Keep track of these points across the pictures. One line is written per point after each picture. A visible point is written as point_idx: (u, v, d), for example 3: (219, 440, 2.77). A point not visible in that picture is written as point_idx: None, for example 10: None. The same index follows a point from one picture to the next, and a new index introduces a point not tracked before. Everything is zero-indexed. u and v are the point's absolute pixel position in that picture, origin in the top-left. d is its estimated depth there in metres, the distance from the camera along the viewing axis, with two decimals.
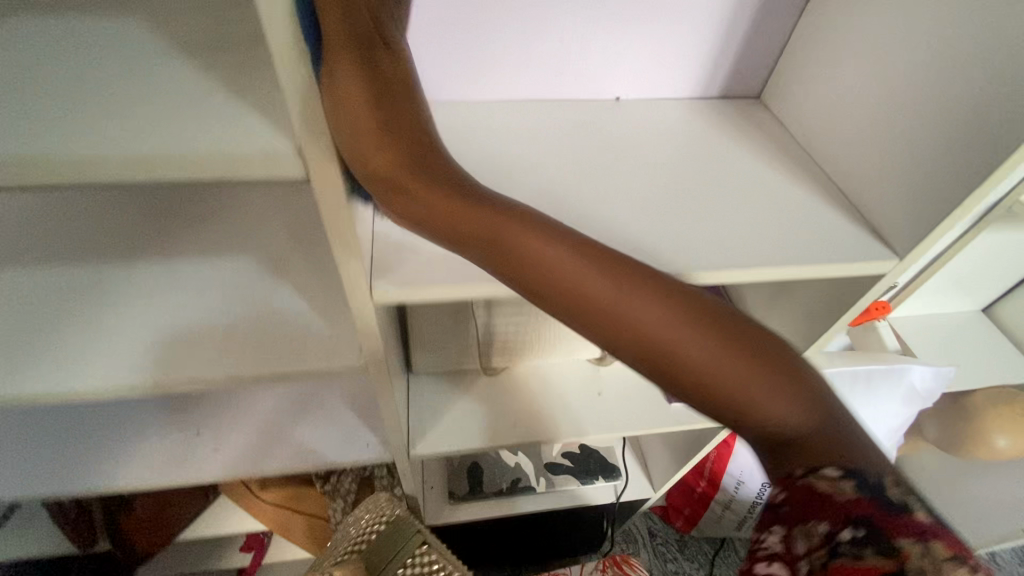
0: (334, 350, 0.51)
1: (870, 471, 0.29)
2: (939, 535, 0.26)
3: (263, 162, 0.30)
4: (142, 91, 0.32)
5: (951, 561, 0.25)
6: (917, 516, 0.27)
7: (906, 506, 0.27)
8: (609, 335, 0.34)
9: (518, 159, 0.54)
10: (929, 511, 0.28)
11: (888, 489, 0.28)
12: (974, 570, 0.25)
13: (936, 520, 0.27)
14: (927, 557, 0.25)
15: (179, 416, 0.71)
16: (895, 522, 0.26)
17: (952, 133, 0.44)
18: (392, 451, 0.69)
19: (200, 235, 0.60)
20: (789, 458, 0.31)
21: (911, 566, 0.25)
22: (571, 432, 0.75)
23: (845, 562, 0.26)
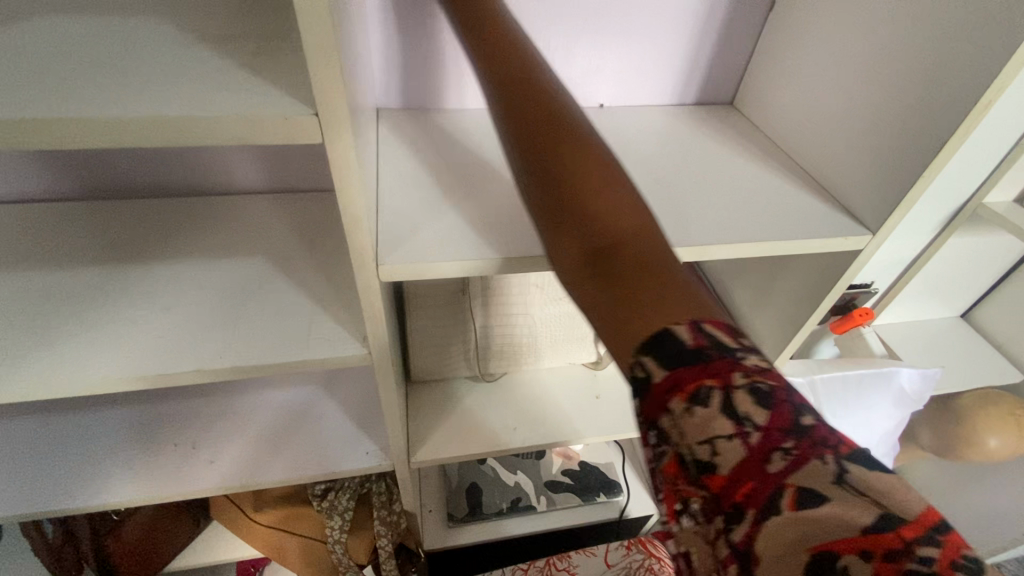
0: (336, 340, 0.52)
1: (642, 354, 0.28)
2: (686, 386, 0.27)
3: (279, 128, 0.33)
4: (159, 69, 0.35)
5: (690, 416, 0.26)
6: (660, 384, 0.28)
7: (658, 381, 0.28)
8: (566, 184, 0.34)
9: (509, 156, 0.57)
10: (682, 351, 0.27)
11: (639, 373, 0.28)
12: (709, 407, 0.26)
13: (685, 364, 0.27)
14: (680, 430, 0.27)
15: (171, 430, 0.70)
16: (653, 405, 0.28)
17: (906, 113, 0.49)
18: (392, 456, 0.68)
19: (208, 242, 0.62)
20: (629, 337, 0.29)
21: (676, 446, 0.27)
22: (571, 434, 0.76)
23: (655, 464, 0.28)
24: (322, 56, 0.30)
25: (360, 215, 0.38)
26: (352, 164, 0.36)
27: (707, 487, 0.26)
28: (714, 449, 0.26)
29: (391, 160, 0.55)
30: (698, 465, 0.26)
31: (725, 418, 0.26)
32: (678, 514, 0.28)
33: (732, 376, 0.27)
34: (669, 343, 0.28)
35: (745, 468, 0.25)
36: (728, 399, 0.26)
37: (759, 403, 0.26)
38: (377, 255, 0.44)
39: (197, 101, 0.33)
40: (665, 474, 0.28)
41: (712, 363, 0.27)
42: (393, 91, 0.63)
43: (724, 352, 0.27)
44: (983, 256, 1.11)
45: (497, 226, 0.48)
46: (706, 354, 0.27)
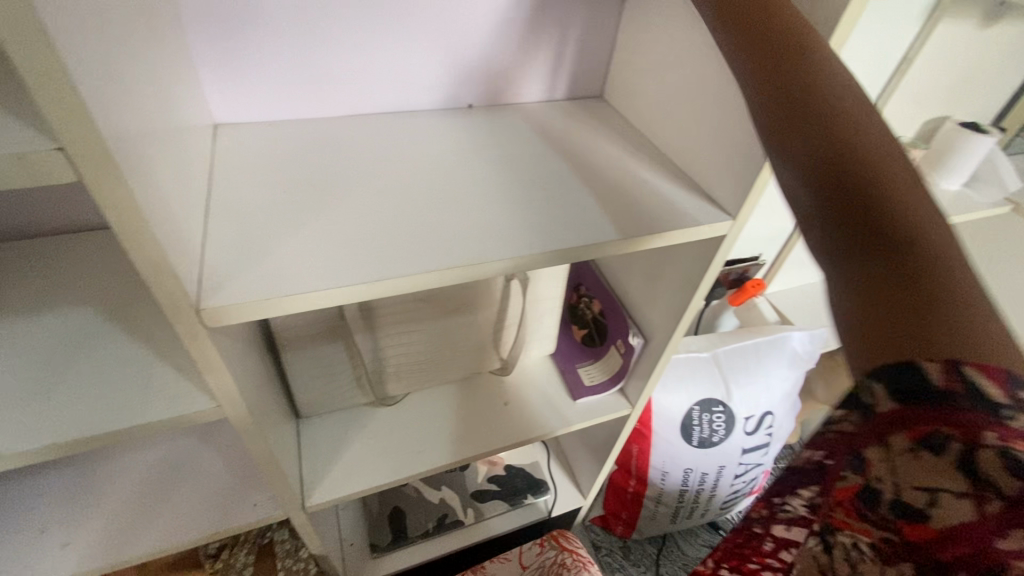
0: (183, 395, 0.46)
1: (873, 376, 0.28)
2: (917, 429, 0.26)
3: (15, 169, 0.27)
4: None
5: (911, 457, 0.26)
6: (886, 417, 0.27)
7: (885, 413, 0.27)
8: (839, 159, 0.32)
9: (367, 168, 0.53)
10: (930, 390, 0.26)
11: (867, 397, 0.29)
12: (943, 459, 0.25)
13: (928, 403, 0.26)
14: (893, 466, 0.27)
15: (14, 516, 0.60)
16: (871, 432, 0.28)
17: (751, 100, 0.50)
18: (283, 505, 0.62)
19: (20, 295, 0.53)
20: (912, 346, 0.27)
21: (877, 480, 0.28)
22: (480, 447, 0.73)
23: (840, 484, 0.30)
24: (50, 82, 0.24)
25: (162, 258, 0.33)
26: (137, 203, 0.30)
27: (904, 532, 0.26)
28: (930, 501, 0.25)
29: (226, 184, 0.48)
30: (902, 508, 0.26)
31: (960, 473, 0.24)
32: (846, 535, 0.30)
33: (982, 435, 0.24)
34: (914, 377, 0.27)
35: (964, 531, 0.24)
36: (968, 457, 0.24)
37: (1009, 472, 0.23)
38: (200, 298, 0.38)
39: None
40: (852, 496, 0.29)
41: (963, 411, 0.25)
42: (232, 103, 0.56)
43: (982, 406, 0.24)
44: None
45: (348, 250, 0.43)
46: (961, 400, 0.25)
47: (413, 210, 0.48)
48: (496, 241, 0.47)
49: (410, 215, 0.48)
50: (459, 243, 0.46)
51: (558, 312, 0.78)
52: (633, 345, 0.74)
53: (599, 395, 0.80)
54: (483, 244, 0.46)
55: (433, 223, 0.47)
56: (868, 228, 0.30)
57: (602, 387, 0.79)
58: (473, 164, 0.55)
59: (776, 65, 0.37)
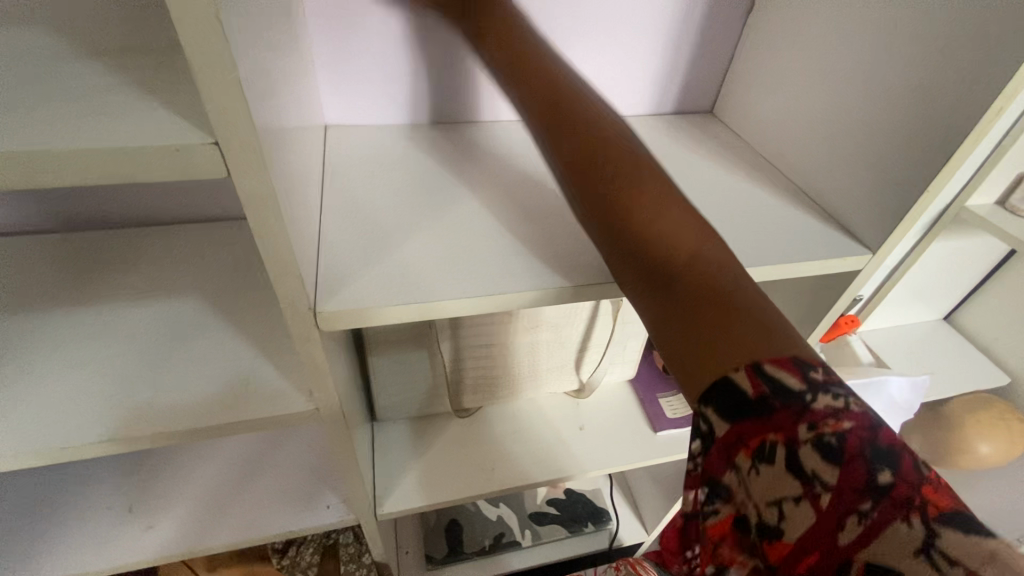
0: (281, 394, 0.45)
1: (699, 406, 0.28)
2: (750, 442, 0.26)
3: (169, 161, 0.26)
4: (37, 92, 0.29)
5: (754, 474, 0.26)
6: (721, 440, 0.27)
7: (719, 435, 0.27)
8: (620, 207, 0.35)
9: (473, 175, 0.52)
10: (744, 402, 0.26)
11: (703, 424, 0.28)
12: (775, 465, 0.25)
13: (746, 417, 0.26)
14: (747, 488, 0.26)
15: (109, 491, 0.62)
16: (716, 458, 0.28)
17: (908, 121, 0.44)
18: (356, 510, 0.61)
19: (136, 280, 0.55)
20: (698, 355, 0.29)
21: (742, 506, 0.27)
22: (554, 471, 0.70)
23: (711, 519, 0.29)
24: (215, 76, 0.24)
25: (290, 260, 0.32)
26: (276, 202, 0.29)
27: (767, 553, 0.25)
28: (779, 515, 0.25)
29: (337, 185, 0.48)
30: (763, 528, 0.26)
31: (792, 477, 0.25)
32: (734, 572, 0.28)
33: (796, 429, 0.25)
34: (724, 390, 0.27)
35: (809, 539, 0.24)
36: (792, 456, 0.25)
37: (825, 460, 0.24)
38: (316, 301, 0.37)
39: (77, 129, 0.26)
40: (725, 531, 0.28)
41: (774, 418, 0.26)
42: (343, 105, 0.56)
43: (787, 397, 0.26)
44: (968, 262, 1.09)
45: (461, 260, 0.42)
46: (768, 407, 0.26)
47: (524, 223, 0.46)
48: None
49: (520, 227, 0.46)
50: (571, 259, 0.43)
51: (644, 337, 0.74)
52: None
53: (682, 428, 0.75)
54: (596, 263, 0.43)
55: (544, 237, 0.45)
56: (654, 273, 0.33)
57: (686, 420, 0.74)
58: None
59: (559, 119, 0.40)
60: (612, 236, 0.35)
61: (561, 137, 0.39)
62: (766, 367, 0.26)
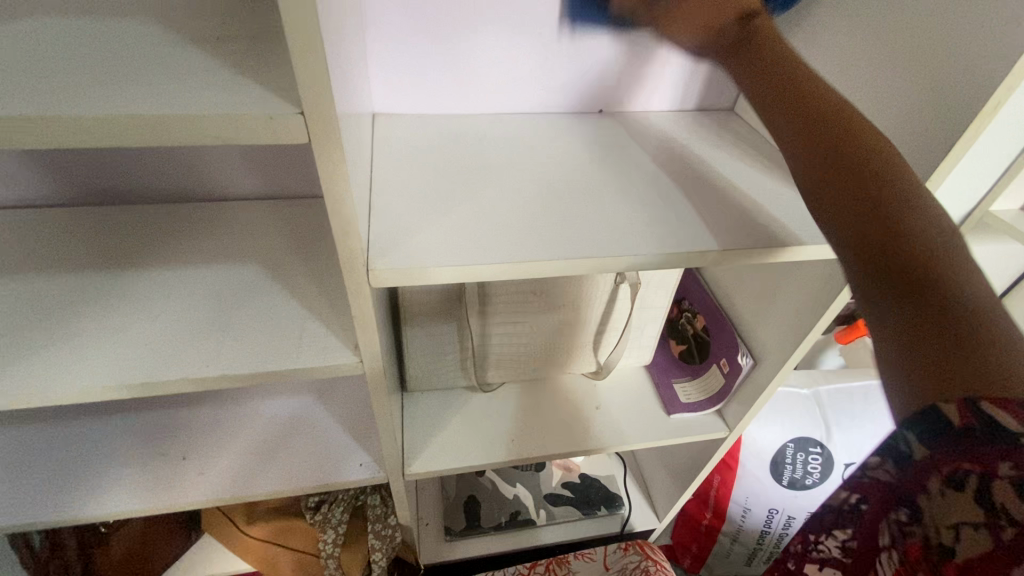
0: (328, 348, 0.51)
1: (910, 423, 0.31)
2: (944, 470, 0.29)
3: (263, 127, 0.32)
4: (154, 70, 0.34)
5: (942, 496, 0.29)
6: (918, 463, 0.30)
7: (920, 458, 0.30)
8: (871, 204, 0.34)
9: (507, 161, 0.56)
10: (949, 429, 0.29)
11: (905, 445, 0.32)
12: (965, 493, 0.28)
13: (947, 445, 0.29)
14: (935, 510, 0.29)
15: (166, 439, 0.69)
16: (914, 480, 0.31)
17: (915, 117, 0.47)
18: (387, 468, 0.66)
19: (201, 247, 0.61)
20: (937, 376, 0.30)
21: (925, 526, 0.30)
22: (570, 446, 0.74)
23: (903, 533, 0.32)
24: (306, 57, 0.29)
25: (350, 220, 0.37)
26: (343, 168, 0.35)
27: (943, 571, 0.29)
28: (956, 535, 0.28)
29: (386, 166, 0.54)
30: (941, 547, 0.29)
31: (977, 505, 0.28)
32: None
33: (996, 466, 0.27)
34: (932, 415, 0.30)
35: (984, 561, 0.27)
36: (984, 486, 0.28)
37: (1017, 497, 0.26)
38: (368, 261, 0.42)
39: (189, 100, 0.32)
40: (915, 547, 0.31)
41: (970, 449, 0.28)
42: (391, 95, 0.62)
43: (997, 436, 0.27)
44: (994, 269, 1.09)
45: (495, 232, 0.47)
46: (966, 438, 0.28)
47: (551, 203, 0.51)
48: (630, 237, 0.48)
49: (547, 206, 0.50)
50: (593, 235, 0.48)
51: (660, 323, 0.77)
52: (739, 365, 0.71)
53: (694, 413, 0.78)
54: (615, 239, 0.48)
55: (571, 216, 0.49)
56: (897, 279, 0.33)
57: (699, 404, 0.77)
58: (605, 165, 0.57)
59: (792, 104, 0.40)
60: (859, 234, 0.34)
61: (807, 143, 0.38)
62: (983, 404, 0.28)
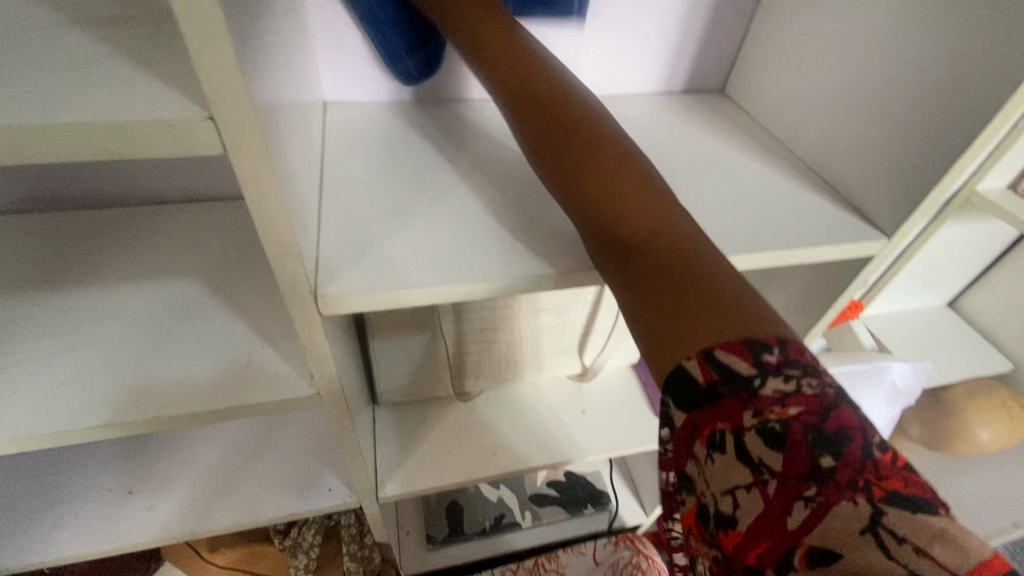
0: (283, 377, 0.45)
1: (665, 398, 0.28)
2: (704, 431, 0.26)
3: (162, 138, 0.25)
4: (21, 62, 0.27)
5: (707, 464, 0.25)
6: (681, 429, 0.27)
7: (678, 426, 0.27)
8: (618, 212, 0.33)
9: (479, 156, 0.50)
10: (700, 389, 0.26)
11: (665, 412, 0.28)
12: (726, 454, 0.25)
13: (700, 404, 0.26)
14: (703, 476, 0.26)
15: (110, 472, 0.62)
16: (679, 447, 0.27)
17: (931, 103, 0.43)
18: (358, 493, 0.61)
19: (132, 260, 0.54)
20: (670, 336, 0.28)
21: (700, 495, 0.26)
22: (556, 455, 0.70)
23: (682, 508, 0.28)
24: (210, 40, 0.22)
25: (292, 242, 0.31)
26: (273, 180, 0.28)
27: (721, 546, 0.24)
28: (732, 504, 0.24)
29: (338, 166, 0.47)
30: (717, 518, 0.25)
31: (742, 464, 0.24)
32: (701, 566, 0.27)
33: (743, 416, 0.25)
34: (680, 378, 0.27)
35: (761, 526, 0.23)
36: (740, 440, 0.25)
37: (769, 445, 0.24)
38: (319, 284, 0.36)
39: (61, 102, 0.25)
40: (691, 521, 0.27)
41: (722, 401, 0.25)
42: (342, 80, 0.54)
43: (738, 384, 0.25)
44: (979, 248, 1.08)
45: (466, 243, 0.41)
46: (719, 392, 0.25)
47: (532, 205, 0.45)
48: None
49: (526, 209, 0.45)
50: (579, 242, 0.42)
51: None
52: None
53: None
54: None
55: (552, 220, 0.44)
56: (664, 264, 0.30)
57: None
58: None
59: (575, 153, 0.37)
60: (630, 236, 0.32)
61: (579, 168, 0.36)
62: (716, 349, 0.26)
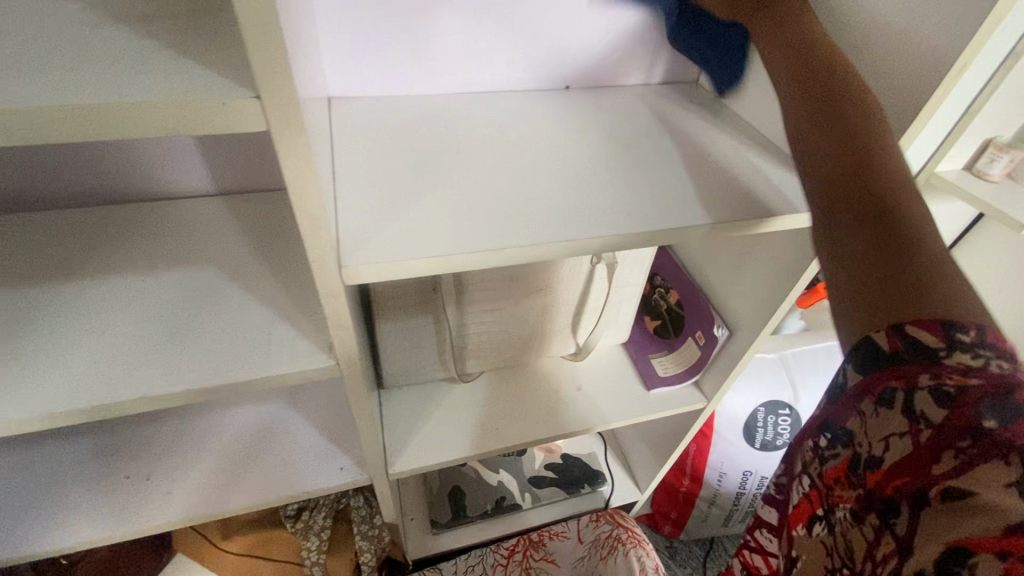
0: (303, 351, 0.48)
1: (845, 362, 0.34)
2: (875, 390, 0.32)
3: (213, 116, 0.28)
4: (77, 53, 0.30)
5: (873, 418, 0.32)
6: (853, 388, 0.33)
7: (851, 386, 0.34)
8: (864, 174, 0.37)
9: (477, 143, 0.54)
10: (877, 357, 0.32)
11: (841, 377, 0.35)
12: (892, 410, 0.31)
13: (876, 368, 0.32)
14: (866, 429, 0.33)
15: (127, 460, 0.64)
16: (845, 406, 0.34)
17: (882, 84, 0.48)
18: (370, 469, 0.64)
19: (148, 251, 0.56)
20: (888, 298, 0.33)
21: (861, 443, 0.33)
22: (556, 429, 0.74)
23: (832, 459, 0.35)
24: (261, 28, 0.25)
25: (322, 212, 0.34)
26: (309, 154, 0.31)
27: (872, 480, 0.32)
28: (886, 449, 0.31)
29: (347, 153, 0.50)
30: (873, 460, 0.32)
31: (902, 418, 0.31)
32: (845, 504, 0.34)
33: (916, 378, 0.30)
34: (864, 348, 0.33)
35: (908, 468, 0.30)
36: (909, 399, 0.31)
37: (935, 404, 0.29)
38: (341, 256, 0.40)
39: (123, 86, 0.28)
40: (845, 467, 0.34)
41: (895, 368, 0.31)
42: (344, 75, 0.58)
43: (922, 354, 0.30)
44: (942, 228, 1.15)
45: (472, 219, 0.44)
46: (898, 362, 0.31)
47: (530, 184, 0.49)
48: (611, 215, 0.47)
49: (524, 188, 0.48)
50: (574, 215, 0.46)
51: (637, 300, 0.77)
52: (716, 336, 0.72)
53: (674, 386, 0.79)
54: (597, 219, 0.46)
55: (549, 197, 0.48)
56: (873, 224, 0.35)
57: (677, 377, 0.78)
58: (579, 142, 0.55)
59: (827, 115, 0.41)
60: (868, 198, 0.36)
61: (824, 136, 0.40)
62: (907, 326, 0.31)
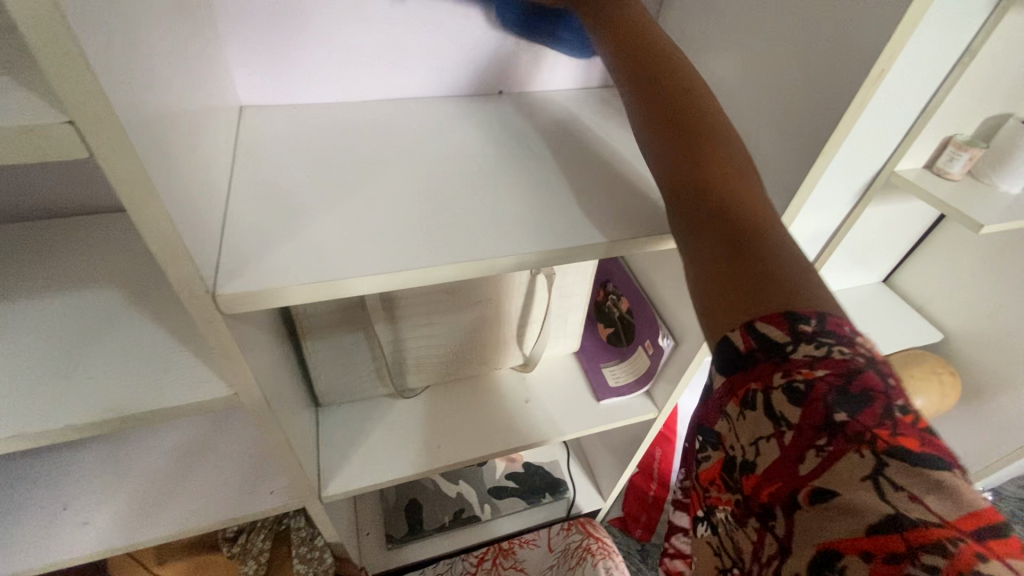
0: (201, 380, 0.45)
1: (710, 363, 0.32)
2: (738, 392, 0.30)
3: (25, 143, 0.26)
4: None
5: (739, 420, 0.30)
6: (719, 391, 0.31)
7: (718, 389, 0.32)
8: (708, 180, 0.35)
9: (392, 154, 0.51)
10: (737, 357, 0.30)
11: (710, 379, 0.33)
12: (755, 412, 0.29)
13: (737, 369, 0.30)
14: (735, 431, 0.30)
15: (42, 489, 0.61)
16: (715, 410, 0.32)
17: (805, 90, 0.46)
18: (299, 494, 0.61)
19: (51, 275, 0.53)
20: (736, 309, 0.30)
21: (730, 446, 0.31)
22: (500, 445, 0.71)
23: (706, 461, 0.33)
24: (52, 47, 0.23)
25: (178, 240, 0.32)
26: (149, 180, 0.29)
27: (744, 485, 0.29)
28: (754, 452, 0.29)
29: (249, 169, 0.47)
30: (743, 465, 0.30)
31: (764, 419, 0.28)
32: (722, 509, 0.32)
33: (772, 378, 0.28)
34: (723, 347, 0.31)
35: (775, 470, 0.27)
36: (768, 399, 0.28)
37: (791, 401, 0.27)
38: (219, 283, 0.37)
39: None
40: (718, 472, 0.32)
41: (755, 368, 0.29)
42: (256, 85, 0.55)
43: (772, 351, 0.28)
44: (904, 227, 1.14)
45: (370, 238, 0.42)
46: (754, 360, 0.29)
47: (441, 198, 0.46)
48: (524, 231, 0.44)
49: (434, 203, 0.46)
50: (484, 232, 0.44)
51: (584, 310, 0.75)
52: (662, 346, 0.70)
53: (624, 396, 0.77)
54: (509, 236, 0.44)
55: (459, 212, 0.45)
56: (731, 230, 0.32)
57: (626, 387, 0.77)
58: (502, 152, 0.53)
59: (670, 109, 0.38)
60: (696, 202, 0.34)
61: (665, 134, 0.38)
62: (757, 324, 0.29)
